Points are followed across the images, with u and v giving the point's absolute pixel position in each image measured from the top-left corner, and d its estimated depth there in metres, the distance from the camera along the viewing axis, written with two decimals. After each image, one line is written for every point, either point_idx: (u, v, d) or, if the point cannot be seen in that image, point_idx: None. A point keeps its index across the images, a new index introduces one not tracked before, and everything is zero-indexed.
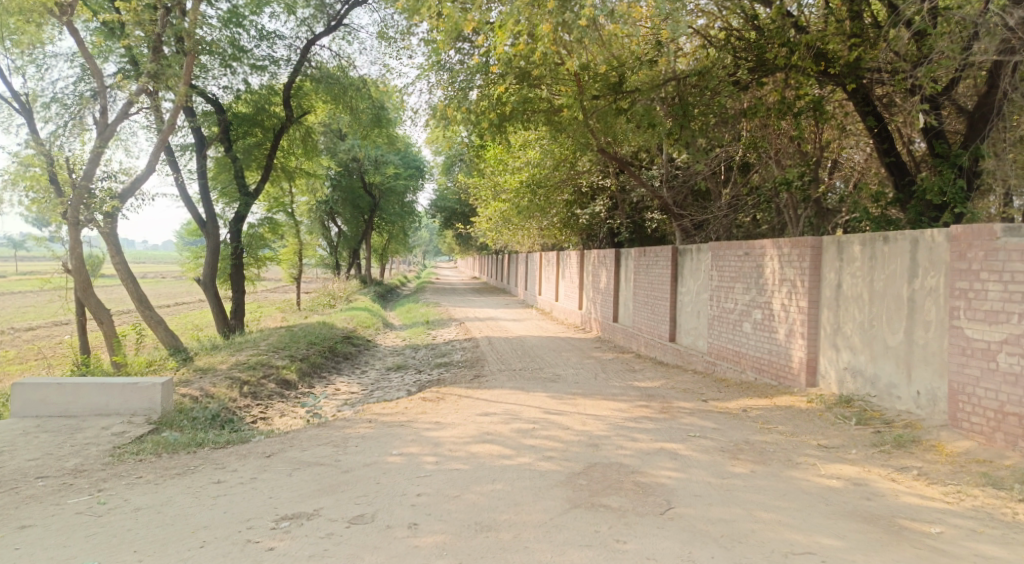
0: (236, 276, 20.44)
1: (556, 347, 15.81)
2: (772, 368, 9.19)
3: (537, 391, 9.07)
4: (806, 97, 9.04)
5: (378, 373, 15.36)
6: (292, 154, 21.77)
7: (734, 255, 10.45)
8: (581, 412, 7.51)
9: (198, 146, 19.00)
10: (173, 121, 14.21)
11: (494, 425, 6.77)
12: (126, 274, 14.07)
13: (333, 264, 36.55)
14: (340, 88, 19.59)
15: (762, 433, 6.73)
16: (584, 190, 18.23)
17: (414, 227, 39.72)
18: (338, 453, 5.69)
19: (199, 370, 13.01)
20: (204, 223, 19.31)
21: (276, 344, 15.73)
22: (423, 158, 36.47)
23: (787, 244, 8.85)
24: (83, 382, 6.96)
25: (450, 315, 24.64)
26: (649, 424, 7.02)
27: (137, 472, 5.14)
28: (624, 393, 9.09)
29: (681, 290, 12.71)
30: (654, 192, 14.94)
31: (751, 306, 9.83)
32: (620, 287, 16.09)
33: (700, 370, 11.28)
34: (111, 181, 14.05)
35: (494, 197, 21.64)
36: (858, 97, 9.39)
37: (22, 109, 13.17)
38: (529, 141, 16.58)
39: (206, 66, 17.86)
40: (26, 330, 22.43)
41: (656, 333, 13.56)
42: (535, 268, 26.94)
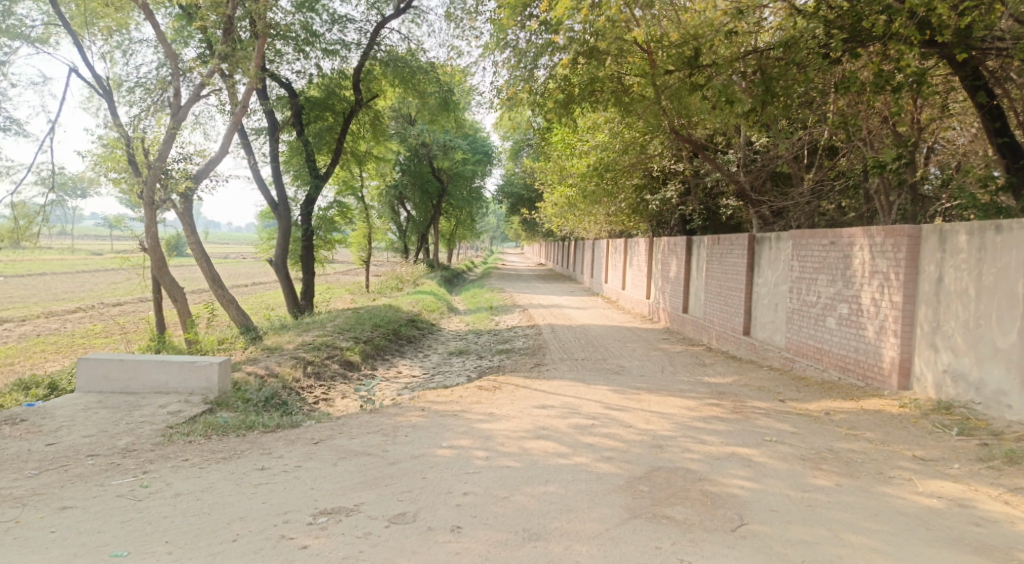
0: (307, 257, 20.69)
1: (622, 337, 15.30)
2: (859, 367, 8.52)
3: (599, 383, 8.64)
4: (909, 70, 8.14)
5: (440, 357, 15.21)
6: (362, 137, 21.83)
7: (818, 245, 9.73)
8: (646, 409, 7.05)
9: (271, 129, 19.25)
10: (246, 103, 14.36)
11: (551, 419, 6.41)
12: (200, 253, 14.30)
13: (401, 248, 36.80)
14: (408, 71, 19.51)
15: (846, 440, 6.13)
16: (655, 175, 17.56)
17: (482, 212, 39.55)
18: (387, 443, 5.44)
19: (266, 350, 13.11)
20: (276, 205, 19.60)
21: (341, 325, 15.79)
22: (491, 143, 36.20)
23: (879, 234, 8.17)
24: (143, 359, 6.95)
25: (515, 301, 24.37)
26: (720, 425, 6.52)
27: (184, 454, 5.02)
28: (693, 389, 8.56)
29: (757, 281, 12.01)
30: (732, 177, 14.19)
31: (836, 299, 9.15)
32: (692, 277, 15.43)
33: (776, 367, 10.61)
34: (187, 162, 14.31)
35: (561, 182, 21.18)
36: (967, 70, 8.47)
37: (103, 91, 13.50)
38: (598, 124, 16.01)
39: (281, 50, 18.04)
40: (111, 305, 23.35)
41: (729, 326, 12.89)
42: (602, 256, 26.38)
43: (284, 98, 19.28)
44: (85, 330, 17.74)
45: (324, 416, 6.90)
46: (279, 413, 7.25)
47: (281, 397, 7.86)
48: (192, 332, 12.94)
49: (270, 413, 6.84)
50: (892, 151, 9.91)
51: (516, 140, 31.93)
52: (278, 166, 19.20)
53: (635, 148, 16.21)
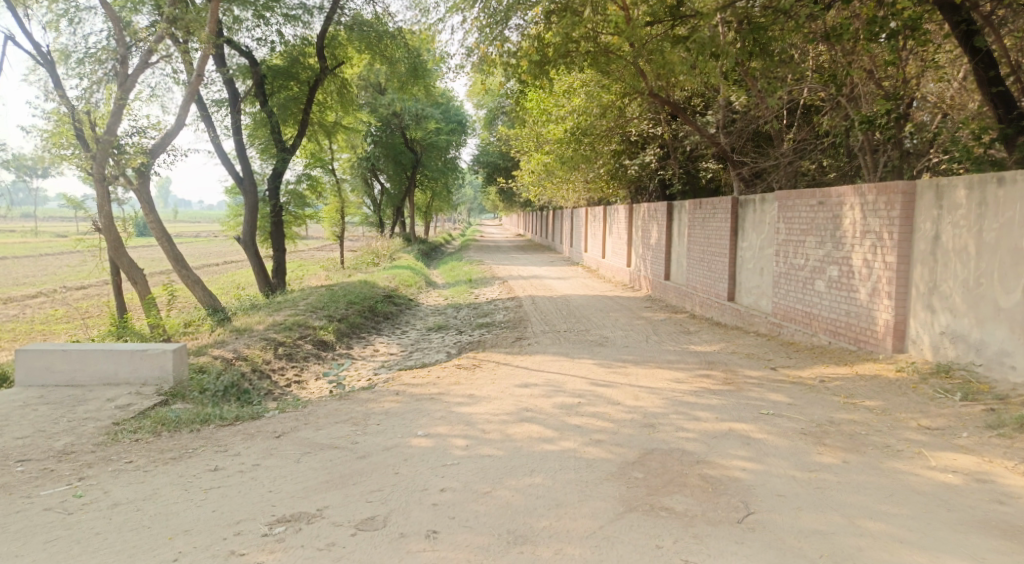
0: (276, 234, 19.97)
1: (604, 306, 14.93)
2: (850, 331, 8.23)
3: (583, 357, 8.24)
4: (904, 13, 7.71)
5: (418, 334, 14.74)
6: (329, 107, 21.03)
7: (806, 205, 9.36)
8: (635, 384, 6.66)
9: (231, 100, 18.43)
10: (201, 70, 13.58)
11: (535, 399, 6.00)
12: (161, 232, 13.60)
13: (376, 222, 36.01)
14: (375, 35, 18.73)
15: (847, 411, 5.79)
16: (634, 139, 17.08)
17: (458, 184, 38.79)
18: (357, 433, 4.99)
19: (234, 331, 12.56)
20: (241, 180, 18.84)
21: (314, 304, 15.25)
22: (465, 112, 35.34)
23: (871, 192, 7.82)
24: (90, 348, 6.40)
25: (493, 273, 23.88)
26: (714, 399, 6.15)
27: (128, 456, 4.54)
28: (682, 360, 8.20)
29: (741, 245, 11.65)
30: (712, 139, 13.75)
31: (825, 262, 8.82)
32: (673, 242, 15.04)
33: (763, 333, 10.29)
34: (142, 136, 13.56)
35: (537, 148, 20.63)
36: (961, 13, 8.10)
37: (46, 63, 12.64)
38: (574, 87, 15.44)
39: (240, 17, 17.19)
40: (76, 289, 22.51)
41: (713, 292, 12.55)
42: (581, 225, 25.95)
43: (245, 68, 18.45)
44: (47, 316, 16.99)
45: (290, 404, 6.43)
46: (242, 402, 6.76)
47: (245, 385, 7.35)
48: (153, 316, 12.29)
49: (231, 403, 6.34)
50: (883, 103, 9.54)
51: (491, 107, 31.16)
52: (241, 139, 18.41)
53: (613, 110, 15.69)
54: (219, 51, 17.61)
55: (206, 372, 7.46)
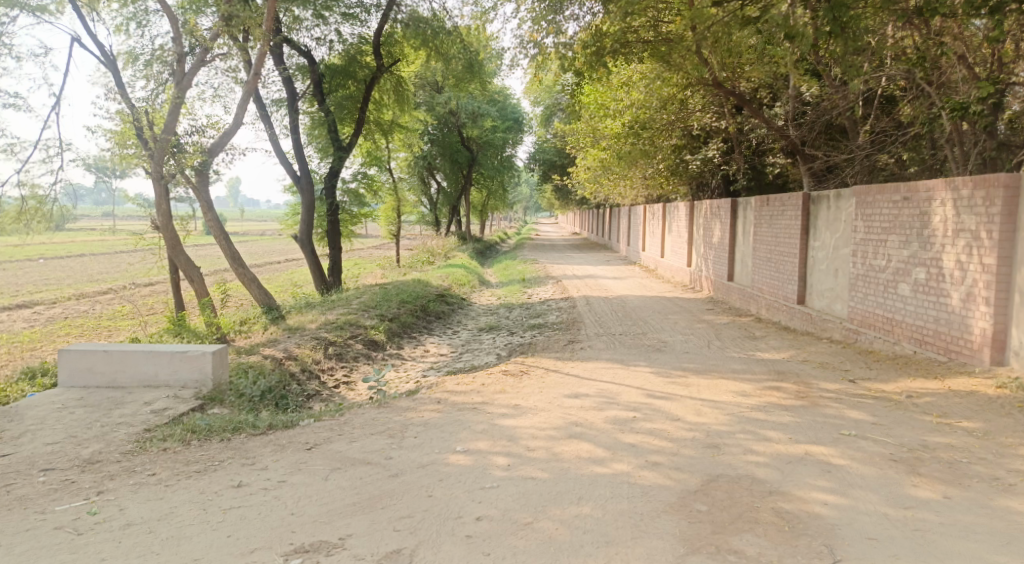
0: (332, 232, 19.99)
1: (663, 308, 14.29)
2: (939, 340, 7.57)
3: (640, 365, 7.71)
4: None
5: (470, 334, 14.41)
6: (384, 105, 20.95)
7: (887, 201, 8.62)
8: (696, 397, 6.12)
9: (289, 99, 18.48)
10: (258, 69, 13.58)
11: (586, 412, 5.54)
12: (218, 231, 13.60)
13: (432, 220, 35.99)
14: (431, 31, 18.52)
15: (940, 433, 5.14)
16: (695, 133, 16.37)
17: (513, 182, 38.45)
18: (392, 447, 4.63)
19: (287, 330, 12.46)
20: (298, 179, 18.90)
21: (367, 303, 15.10)
22: (522, 109, 34.95)
23: (966, 186, 7.18)
24: (131, 348, 6.24)
25: (548, 272, 23.42)
26: (786, 415, 5.57)
27: (152, 468, 4.27)
28: (748, 370, 7.59)
29: (812, 244, 10.89)
30: (781, 131, 12.96)
31: (910, 263, 8.10)
32: (737, 241, 14.30)
33: (837, 339, 9.57)
34: (200, 135, 13.61)
35: (593, 144, 20.08)
36: None
37: (107, 65, 12.78)
38: (633, 80, 14.86)
39: (299, 17, 17.23)
40: (142, 286, 23.05)
41: (781, 295, 11.80)
42: (638, 224, 25.25)
43: (303, 67, 18.52)
44: (113, 312, 17.36)
45: (329, 411, 6.13)
46: (281, 408, 6.50)
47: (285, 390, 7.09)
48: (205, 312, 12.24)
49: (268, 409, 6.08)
50: (981, 86, 8.73)
51: (549, 104, 30.69)
52: (299, 138, 18.46)
53: (674, 103, 15.03)
54: (279, 50, 17.68)
55: (248, 375, 7.24)
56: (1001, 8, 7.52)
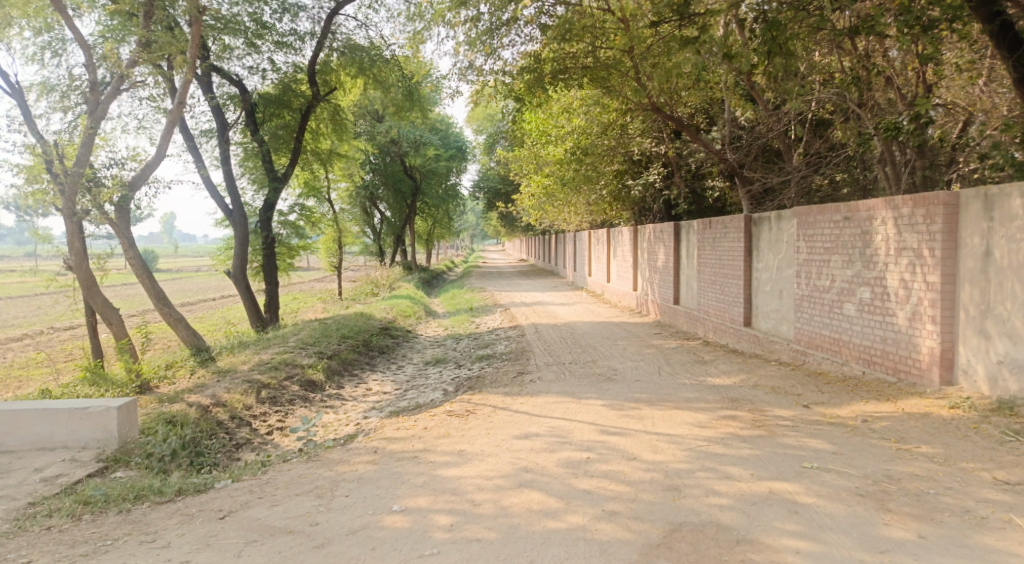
0: (268, 266, 19.24)
1: (611, 333, 14.07)
2: (887, 360, 7.47)
3: (591, 397, 7.38)
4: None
5: (415, 369, 13.88)
6: (321, 135, 20.41)
7: (828, 221, 8.57)
8: (650, 431, 5.80)
9: (218, 129, 17.79)
10: (184, 97, 12.96)
11: (536, 455, 5.14)
12: (141, 269, 12.78)
13: (376, 251, 35.31)
14: (367, 59, 18.18)
15: (903, 461, 4.94)
16: (636, 158, 16.38)
17: (458, 209, 38.11)
18: (318, 509, 4.15)
19: (217, 373, 11.74)
20: (230, 212, 18.15)
21: (305, 339, 14.44)
22: (464, 138, 34.75)
23: (906, 205, 7.14)
24: (23, 407, 5.72)
25: (495, 300, 23.07)
26: (745, 448, 5.29)
27: (33, 554, 3.70)
28: (701, 398, 7.34)
29: (756, 266, 10.82)
30: (720, 155, 12.98)
31: (855, 282, 8.04)
32: (682, 264, 14.23)
33: (785, 361, 9.44)
34: (120, 168, 12.84)
35: (537, 171, 19.94)
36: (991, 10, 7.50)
37: (16, 97, 11.95)
38: (573, 106, 14.80)
39: (230, 46, 16.68)
40: (64, 329, 21.72)
41: (727, 317, 11.69)
42: (584, 249, 25.18)
43: (234, 97, 17.89)
44: (28, 360, 16.20)
45: (251, 468, 5.57)
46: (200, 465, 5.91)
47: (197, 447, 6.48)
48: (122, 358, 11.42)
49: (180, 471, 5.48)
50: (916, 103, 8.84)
51: (491, 131, 30.59)
52: (230, 170, 17.77)
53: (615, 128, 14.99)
54: (207, 79, 17.05)
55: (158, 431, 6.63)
56: (935, 24, 7.65)
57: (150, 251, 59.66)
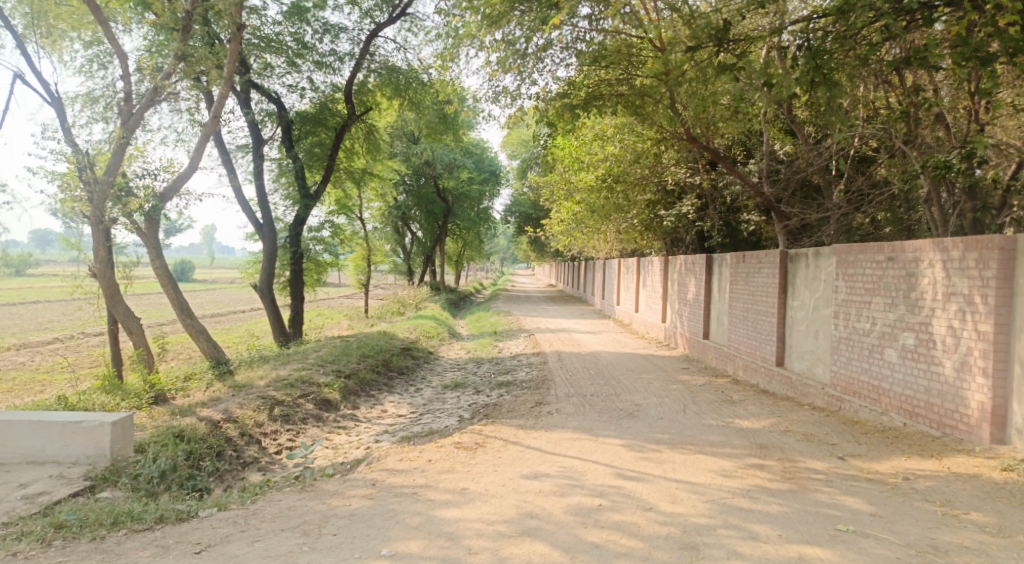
0: (294, 281, 19.18)
1: (637, 366, 13.63)
2: (931, 412, 6.97)
3: (610, 435, 6.99)
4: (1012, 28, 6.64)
5: (434, 392, 13.58)
6: (354, 152, 20.42)
7: (870, 261, 8.11)
8: (670, 477, 5.40)
9: (253, 145, 17.87)
10: (218, 111, 12.98)
11: (544, 498, 4.79)
12: (166, 279, 12.73)
13: (405, 270, 35.24)
14: (403, 80, 18.16)
15: (951, 529, 4.48)
16: (670, 188, 16.02)
17: (489, 233, 37.95)
18: (302, 550, 3.89)
19: (232, 388, 11.58)
20: (260, 226, 18.18)
21: (325, 357, 14.25)
22: (498, 162, 34.73)
23: (957, 247, 6.67)
24: (23, 419, 5.96)
25: (521, 325, 22.73)
26: (772, 503, 4.87)
27: None
28: (727, 442, 6.90)
29: (791, 304, 10.35)
30: (756, 189, 12.55)
31: (897, 326, 7.56)
32: (712, 298, 13.77)
33: (819, 406, 8.94)
34: (152, 178, 12.86)
35: (568, 197, 19.67)
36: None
37: (54, 105, 12.03)
38: (607, 133, 14.55)
39: (270, 65, 16.80)
40: (92, 335, 21.92)
41: (759, 356, 11.19)
42: (613, 278, 24.77)
43: (271, 113, 18.03)
44: (53, 364, 16.29)
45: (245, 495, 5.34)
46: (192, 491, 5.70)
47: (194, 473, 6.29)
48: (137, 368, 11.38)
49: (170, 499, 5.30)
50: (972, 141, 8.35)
51: (525, 157, 30.42)
52: (262, 184, 17.83)
53: (649, 157, 14.65)
54: (245, 94, 17.15)
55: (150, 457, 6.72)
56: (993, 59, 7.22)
57: (186, 262, 60.54)
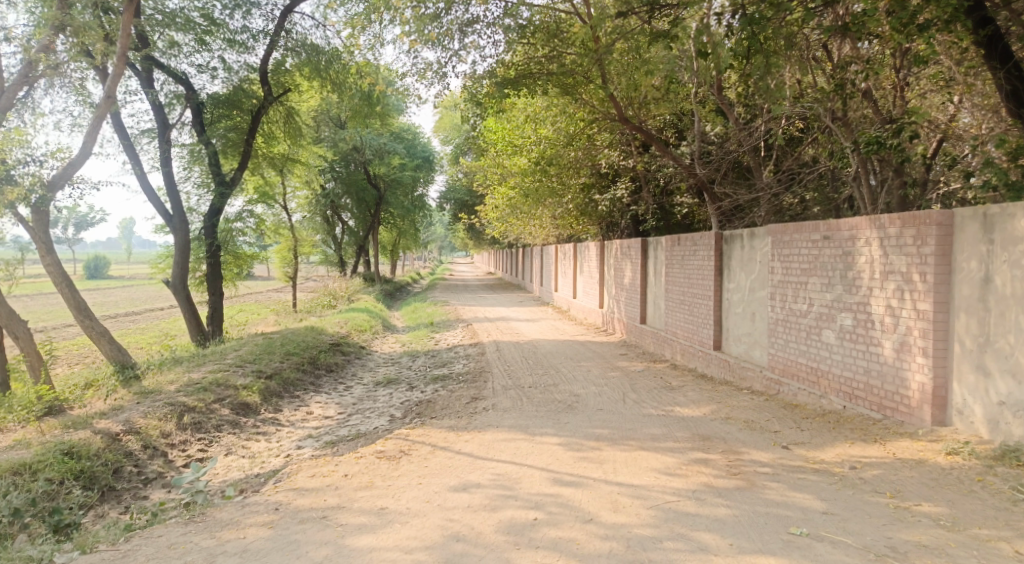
0: (212, 276, 18.09)
1: (574, 353, 13.29)
2: (871, 395, 6.79)
3: (546, 433, 6.56)
4: None
5: (364, 389, 12.92)
6: (274, 138, 19.31)
7: (806, 240, 7.89)
8: (610, 480, 4.99)
9: (159, 129, 16.68)
10: (111, 89, 11.85)
11: (474, 515, 4.35)
12: (61, 278, 11.66)
13: (336, 261, 34.09)
14: (322, 60, 17.23)
15: (906, 526, 4.24)
16: (603, 172, 15.68)
17: (424, 221, 37.11)
18: None
19: (139, 394, 10.68)
20: (171, 217, 17.02)
21: (245, 356, 13.39)
22: (432, 148, 33.91)
23: (894, 224, 6.47)
24: None
25: (457, 314, 22.15)
26: (720, 504, 4.54)
27: None
28: (670, 434, 6.57)
29: (726, 286, 10.13)
30: (689, 170, 12.29)
31: (835, 307, 7.37)
32: (649, 282, 13.53)
33: (758, 390, 8.73)
34: (36, 165, 11.70)
35: (501, 181, 19.15)
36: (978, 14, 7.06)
37: None
38: (538, 114, 14.10)
39: (177, 43, 15.68)
40: None
41: (696, 340, 10.95)
42: (551, 264, 24.43)
43: (180, 96, 16.90)
44: None
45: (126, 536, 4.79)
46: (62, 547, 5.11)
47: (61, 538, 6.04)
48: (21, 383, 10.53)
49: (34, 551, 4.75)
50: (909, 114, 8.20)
51: (458, 142, 29.67)
52: (171, 173, 16.68)
53: (581, 139, 14.27)
54: (148, 74, 15.95)
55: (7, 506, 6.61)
56: (931, 25, 7.10)
57: (101, 258, 57.31)
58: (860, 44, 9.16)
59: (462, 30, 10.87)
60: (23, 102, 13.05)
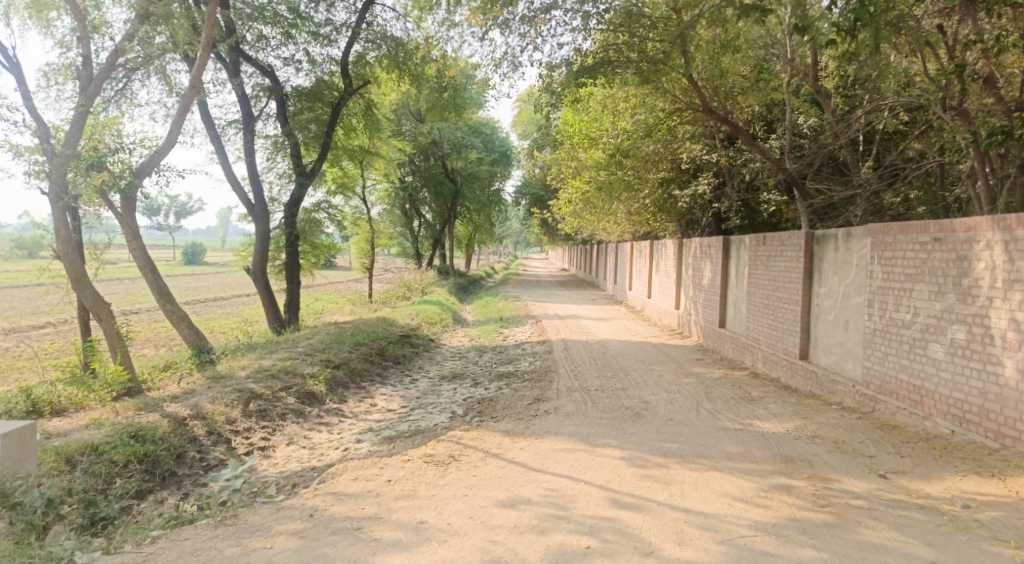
0: (289, 265, 18.33)
1: (647, 356, 12.67)
2: (990, 421, 6.01)
3: (609, 444, 6.10)
4: None
5: (429, 383, 12.69)
6: (353, 130, 19.34)
7: (911, 242, 7.05)
8: (677, 506, 4.56)
9: (244, 120, 16.93)
10: (196, 80, 11.94)
11: (519, 537, 4.13)
12: (145, 263, 11.85)
13: (412, 253, 34.28)
14: (401, 53, 17.07)
15: None
16: (685, 167, 14.87)
17: (500, 216, 36.90)
18: None
19: (210, 379, 10.76)
20: (252, 207, 17.29)
21: (315, 345, 13.40)
22: (510, 143, 33.61)
23: (1022, 226, 5.76)
24: None
25: (528, 311, 21.74)
26: (805, 544, 4.05)
27: None
28: (747, 452, 5.99)
29: (816, 291, 9.30)
30: (778, 164, 11.39)
31: (944, 319, 6.55)
32: (730, 284, 12.72)
33: (850, 407, 7.93)
34: (125, 152, 11.92)
35: (577, 175, 18.57)
36: None
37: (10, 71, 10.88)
38: (619, 106, 13.46)
39: (265, 37, 15.84)
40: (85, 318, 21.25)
41: (780, 347, 10.15)
42: (626, 262, 23.70)
43: (266, 89, 17.13)
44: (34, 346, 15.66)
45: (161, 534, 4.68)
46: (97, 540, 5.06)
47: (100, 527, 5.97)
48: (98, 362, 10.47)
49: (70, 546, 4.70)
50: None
51: (536, 137, 29.20)
52: (254, 164, 16.93)
53: (663, 132, 13.57)
54: (236, 67, 16.19)
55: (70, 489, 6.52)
56: None
57: (196, 245, 59.78)
58: (983, 17, 8.08)
59: (541, 15, 10.38)
60: (121, 93, 13.42)
